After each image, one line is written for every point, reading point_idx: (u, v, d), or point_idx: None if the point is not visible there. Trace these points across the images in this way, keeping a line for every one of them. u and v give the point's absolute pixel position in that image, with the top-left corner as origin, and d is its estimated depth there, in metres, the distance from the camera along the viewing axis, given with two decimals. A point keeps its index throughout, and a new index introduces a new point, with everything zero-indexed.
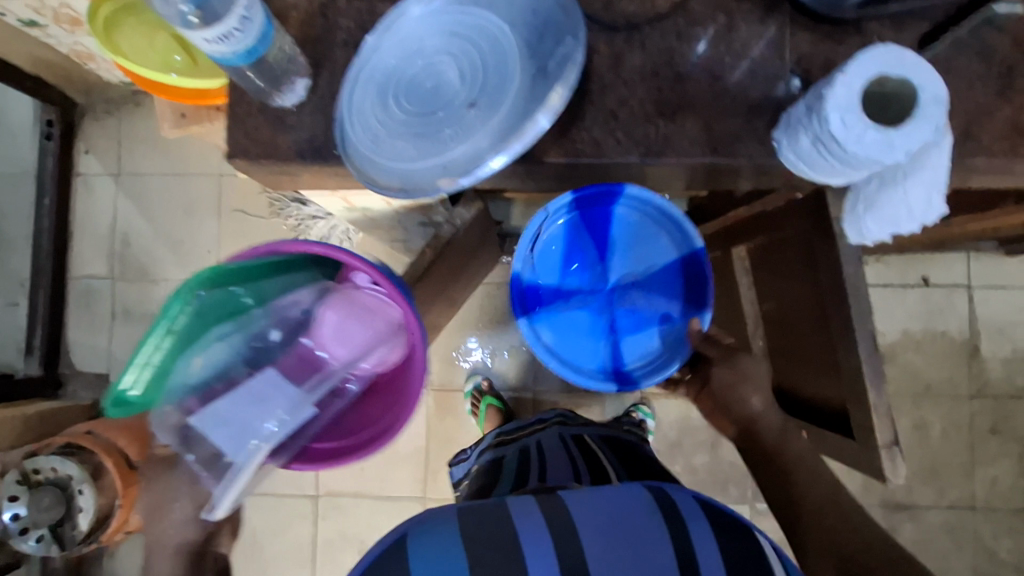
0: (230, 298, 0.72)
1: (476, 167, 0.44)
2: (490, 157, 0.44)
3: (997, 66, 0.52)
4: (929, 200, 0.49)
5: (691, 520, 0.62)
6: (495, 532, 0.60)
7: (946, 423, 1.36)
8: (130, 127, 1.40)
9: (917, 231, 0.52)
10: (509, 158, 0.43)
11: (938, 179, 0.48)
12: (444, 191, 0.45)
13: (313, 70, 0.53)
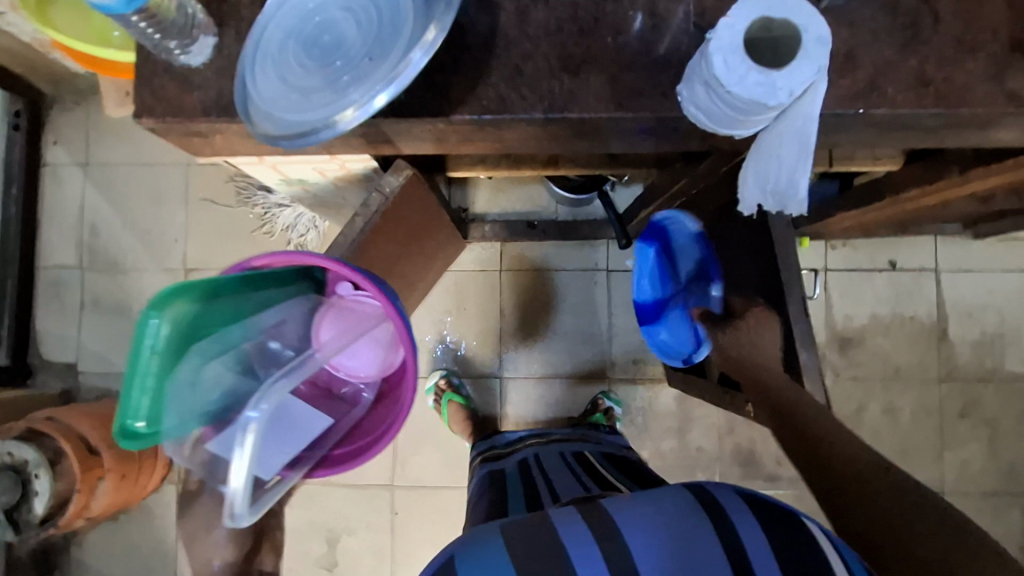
0: (222, 312, 0.62)
1: (364, 103, 0.46)
2: (377, 94, 0.46)
3: (900, 19, 0.52)
4: (798, 161, 0.49)
5: (732, 514, 0.63)
6: (543, 545, 0.62)
7: (916, 408, 1.35)
8: (97, 118, 1.41)
9: (786, 206, 0.52)
10: (394, 93, 0.46)
11: (809, 145, 0.48)
12: (339, 127, 0.47)
13: (218, 30, 0.53)
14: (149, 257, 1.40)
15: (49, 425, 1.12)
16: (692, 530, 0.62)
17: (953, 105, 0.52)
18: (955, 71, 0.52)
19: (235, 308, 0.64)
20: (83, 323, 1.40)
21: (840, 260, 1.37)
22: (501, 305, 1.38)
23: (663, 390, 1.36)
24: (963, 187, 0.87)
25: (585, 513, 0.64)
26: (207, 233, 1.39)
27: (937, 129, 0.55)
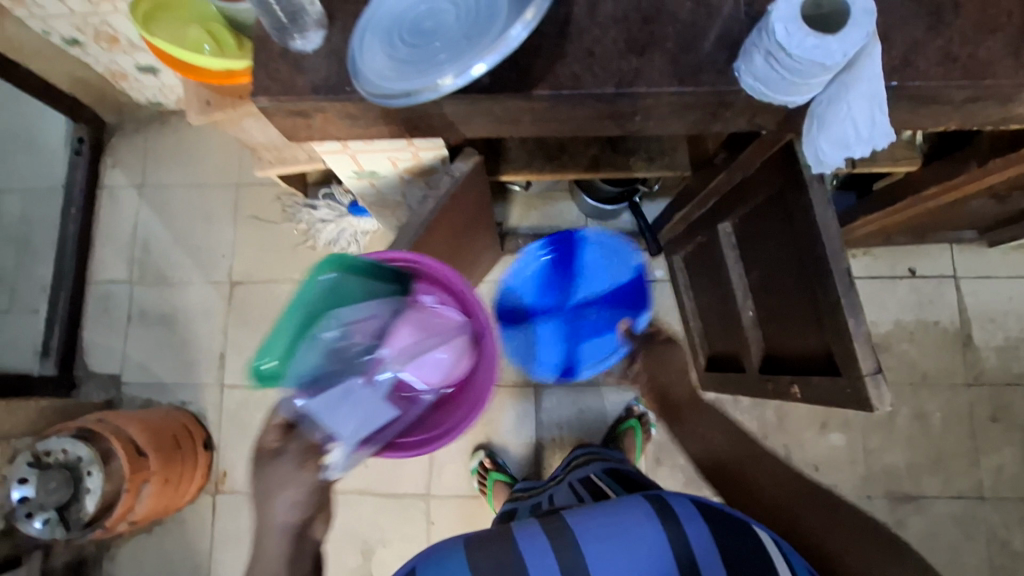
0: (346, 290, 0.74)
1: (461, 72, 0.53)
2: (475, 64, 0.52)
3: (926, 6, 0.60)
4: (871, 115, 0.56)
5: (687, 520, 0.60)
6: (502, 558, 0.58)
7: (946, 413, 1.37)
8: (154, 143, 1.51)
9: (866, 149, 0.60)
10: (489, 64, 0.52)
11: (878, 93, 0.56)
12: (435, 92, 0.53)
13: (328, 22, 0.61)
14: (196, 271, 1.46)
15: (100, 425, 1.15)
16: (641, 536, 0.60)
17: (977, 79, 0.59)
18: (978, 49, 0.59)
19: (351, 291, 0.74)
20: (129, 335, 1.44)
21: (862, 269, 1.42)
22: None
23: (695, 397, 1.39)
24: (982, 181, 0.94)
25: (544, 523, 0.61)
26: (253, 248, 1.46)
27: (964, 102, 0.61)
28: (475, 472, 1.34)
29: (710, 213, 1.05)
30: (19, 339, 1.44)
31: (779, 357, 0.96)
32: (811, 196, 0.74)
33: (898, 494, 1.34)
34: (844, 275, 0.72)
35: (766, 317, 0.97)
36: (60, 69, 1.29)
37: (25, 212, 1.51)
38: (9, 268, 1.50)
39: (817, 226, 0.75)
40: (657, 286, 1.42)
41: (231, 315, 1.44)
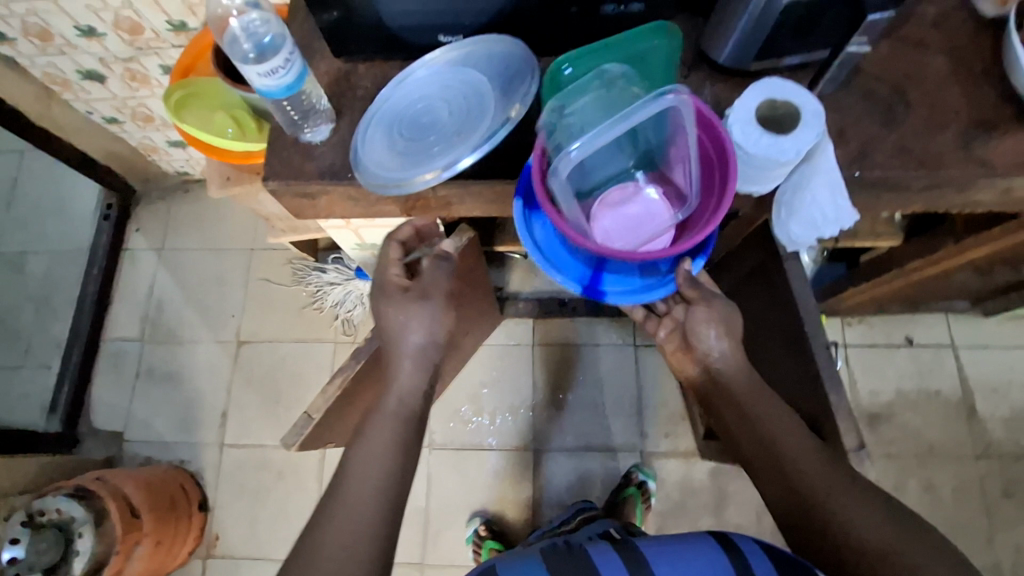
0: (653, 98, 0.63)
1: (452, 165, 0.60)
2: (464, 158, 0.59)
3: (879, 105, 0.65)
4: (835, 201, 0.61)
5: (750, 554, 0.63)
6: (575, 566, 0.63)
7: (956, 486, 1.33)
8: (177, 210, 1.60)
9: (836, 230, 0.63)
10: (477, 158, 0.60)
11: (840, 182, 0.60)
12: (430, 182, 0.61)
13: (337, 116, 0.68)
14: (206, 331, 1.50)
15: (99, 485, 1.16)
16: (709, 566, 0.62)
17: (931, 170, 0.63)
18: (930, 142, 0.64)
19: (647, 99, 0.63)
20: (135, 393, 1.47)
21: (859, 337, 1.43)
22: (534, 378, 1.44)
23: (696, 465, 1.37)
24: (962, 256, 0.97)
25: (614, 545, 0.66)
26: (263, 310, 1.51)
27: (924, 189, 0.66)
28: (470, 540, 1.33)
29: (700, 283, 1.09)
30: (30, 396, 1.47)
31: None
32: (789, 272, 0.77)
33: None
34: (824, 349, 0.74)
35: None
36: (98, 144, 1.40)
37: (50, 272, 1.59)
38: (29, 325, 1.55)
39: (795, 301, 0.78)
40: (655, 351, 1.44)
41: (237, 374, 1.47)
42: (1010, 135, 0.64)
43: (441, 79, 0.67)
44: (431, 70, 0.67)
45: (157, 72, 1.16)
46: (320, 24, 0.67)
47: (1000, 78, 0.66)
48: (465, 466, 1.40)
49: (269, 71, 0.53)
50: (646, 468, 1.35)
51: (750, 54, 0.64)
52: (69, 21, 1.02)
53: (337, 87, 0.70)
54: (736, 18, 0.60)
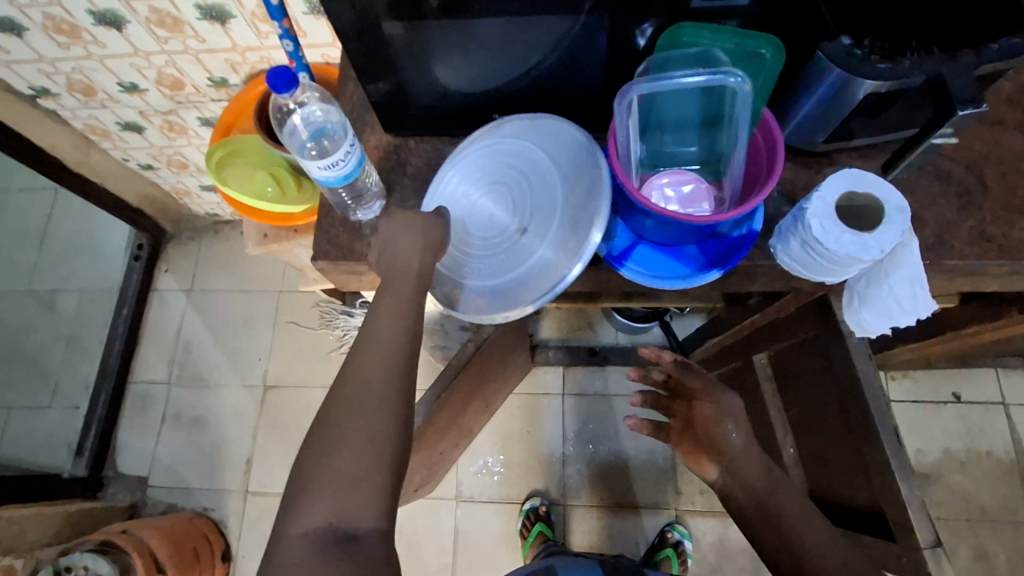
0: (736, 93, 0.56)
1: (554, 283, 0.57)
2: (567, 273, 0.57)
3: (954, 188, 0.62)
4: (914, 294, 0.57)
5: None
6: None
7: (1011, 554, 1.26)
8: (206, 251, 1.60)
9: (911, 323, 0.60)
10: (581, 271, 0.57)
11: (920, 275, 0.57)
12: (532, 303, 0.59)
13: (386, 193, 0.67)
14: (233, 374, 1.49)
15: (125, 539, 1.14)
16: None
17: (1014, 259, 0.60)
18: (1011, 228, 0.61)
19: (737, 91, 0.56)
20: (161, 437, 1.46)
21: (903, 393, 1.38)
22: (564, 429, 1.40)
23: (733, 524, 1.32)
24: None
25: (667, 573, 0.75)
26: (289, 354, 1.50)
27: (1004, 276, 0.62)
28: (526, 515, 1.32)
29: (743, 343, 1.05)
30: (57, 438, 1.47)
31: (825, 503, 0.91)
32: (851, 351, 0.74)
33: None
34: (891, 435, 0.70)
35: (809, 458, 0.93)
36: (132, 188, 1.41)
37: (79, 311, 1.60)
38: (57, 365, 1.56)
39: (854, 381, 0.74)
40: None
41: (262, 420, 1.45)
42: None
43: (495, 154, 0.64)
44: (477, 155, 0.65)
45: (195, 123, 1.16)
46: (372, 102, 0.66)
47: None
48: (493, 520, 1.36)
49: (330, 164, 0.52)
50: (681, 527, 1.30)
51: (818, 137, 0.61)
52: (113, 78, 1.02)
53: (386, 163, 0.69)
54: (807, 104, 0.57)
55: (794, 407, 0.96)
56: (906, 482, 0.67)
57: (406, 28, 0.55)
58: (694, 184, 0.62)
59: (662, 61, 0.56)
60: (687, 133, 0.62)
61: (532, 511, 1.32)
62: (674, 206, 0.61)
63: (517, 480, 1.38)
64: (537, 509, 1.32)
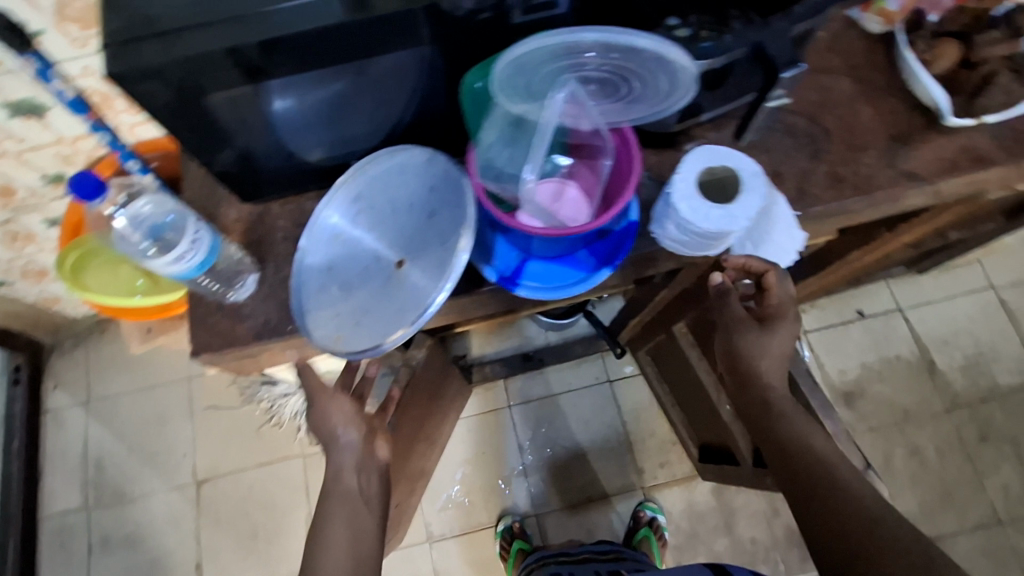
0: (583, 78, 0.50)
1: (424, 308, 0.55)
2: (435, 294, 0.55)
3: (803, 137, 0.67)
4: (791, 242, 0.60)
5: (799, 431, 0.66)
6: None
7: (938, 443, 1.38)
8: (96, 353, 1.46)
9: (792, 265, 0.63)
10: (447, 289, 0.55)
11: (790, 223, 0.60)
12: (404, 334, 0.56)
13: (259, 265, 0.63)
14: (157, 479, 1.37)
15: None
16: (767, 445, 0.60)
17: (869, 193, 0.65)
18: (857, 166, 0.65)
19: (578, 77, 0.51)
20: (92, 570, 1.32)
21: (816, 321, 1.47)
22: (519, 441, 1.39)
23: (698, 488, 1.36)
24: (896, 240, 1.01)
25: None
26: (217, 440, 1.39)
27: (864, 211, 0.67)
28: (502, 536, 1.30)
29: (662, 318, 1.08)
30: None
31: (765, 450, 0.97)
32: None
33: None
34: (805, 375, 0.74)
35: (743, 412, 0.98)
36: None
37: None
38: None
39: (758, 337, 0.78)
40: (631, 382, 1.43)
41: (203, 518, 1.34)
42: (931, 144, 0.66)
43: (375, 183, 0.61)
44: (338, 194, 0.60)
45: (43, 225, 1.05)
46: (220, 175, 0.61)
47: (904, 90, 0.68)
48: (471, 550, 1.33)
49: (176, 258, 0.48)
50: (653, 503, 1.33)
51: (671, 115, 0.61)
52: None
53: (253, 233, 0.65)
54: (641, 116, 0.53)
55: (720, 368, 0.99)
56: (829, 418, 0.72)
57: (231, 94, 0.52)
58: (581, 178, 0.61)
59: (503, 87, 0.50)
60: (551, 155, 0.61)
61: (507, 531, 1.30)
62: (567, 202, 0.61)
63: (486, 503, 1.36)
64: (512, 528, 1.31)
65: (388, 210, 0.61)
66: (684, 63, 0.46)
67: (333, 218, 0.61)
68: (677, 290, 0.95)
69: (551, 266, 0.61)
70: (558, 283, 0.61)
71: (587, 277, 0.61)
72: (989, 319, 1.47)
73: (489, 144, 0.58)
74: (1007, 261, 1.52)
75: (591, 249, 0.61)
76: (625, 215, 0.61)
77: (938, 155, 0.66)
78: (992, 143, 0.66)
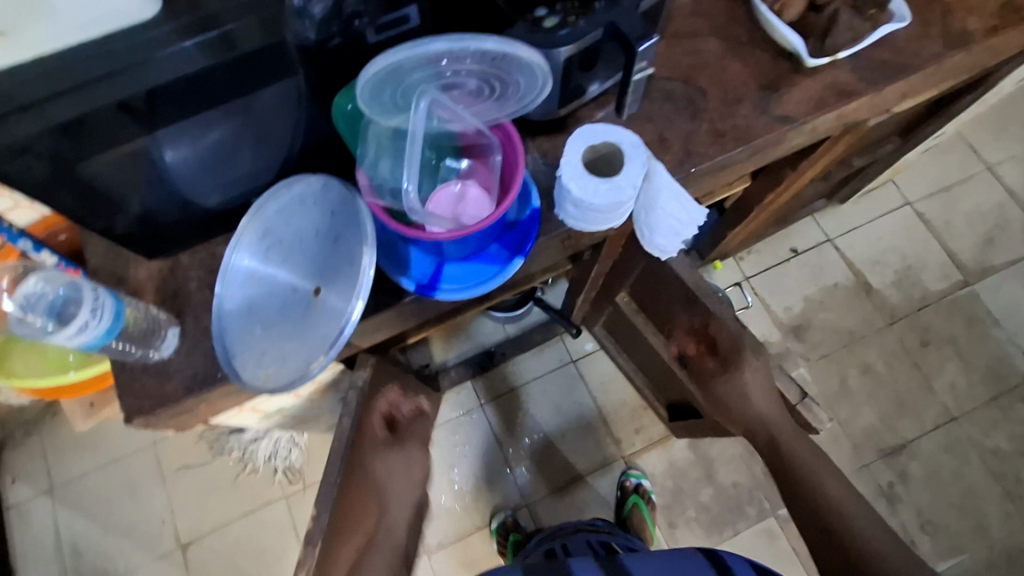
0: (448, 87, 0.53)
1: (344, 327, 0.56)
2: (352, 311, 0.57)
3: (682, 100, 0.70)
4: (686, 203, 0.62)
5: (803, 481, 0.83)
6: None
7: (887, 357, 1.45)
8: (51, 439, 1.41)
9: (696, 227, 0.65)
10: (362, 305, 0.57)
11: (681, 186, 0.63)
12: (331, 358, 0.57)
13: (177, 319, 0.63)
14: (140, 551, 1.34)
15: None
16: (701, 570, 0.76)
17: (752, 142, 0.68)
18: (735, 117, 0.69)
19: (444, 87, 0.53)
20: None
21: (756, 265, 1.53)
22: (496, 437, 1.41)
23: (674, 447, 1.40)
24: (803, 176, 1.06)
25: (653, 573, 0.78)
26: (194, 500, 1.36)
27: (750, 159, 0.70)
28: (497, 533, 1.32)
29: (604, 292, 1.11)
30: None
31: (720, 398, 1.01)
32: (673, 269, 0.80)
33: (886, 449, 1.39)
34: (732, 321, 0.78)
35: (693, 366, 1.02)
36: None
37: None
38: None
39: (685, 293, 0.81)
40: (594, 358, 1.46)
41: None
42: (799, 86, 0.70)
43: (277, 218, 0.61)
44: (241, 235, 0.60)
45: None
46: (120, 238, 0.61)
47: (765, 39, 0.72)
48: (470, 552, 1.35)
49: (77, 329, 0.49)
50: (635, 470, 1.37)
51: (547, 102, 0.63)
52: None
53: (166, 288, 0.65)
54: (514, 110, 0.56)
55: (664, 329, 1.03)
56: None
57: (118, 155, 0.52)
58: (475, 177, 0.63)
59: (375, 107, 0.52)
60: (444, 161, 0.63)
61: (501, 527, 1.32)
62: (468, 202, 0.61)
63: (476, 504, 1.37)
64: (505, 522, 1.32)
65: (295, 242, 0.61)
66: (534, 57, 0.49)
67: (243, 260, 0.61)
68: (610, 264, 0.98)
69: (465, 264, 0.63)
70: (477, 279, 0.63)
71: (504, 268, 0.63)
72: (910, 233, 1.56)
73: (383, 163, 0.59)
74: (917, 176, 1.61)
75: (502, 241, 0.63)
76: (528, 202, 0.64)
77: (807, 95, 0.70)
78: (853, 76, 0.71)
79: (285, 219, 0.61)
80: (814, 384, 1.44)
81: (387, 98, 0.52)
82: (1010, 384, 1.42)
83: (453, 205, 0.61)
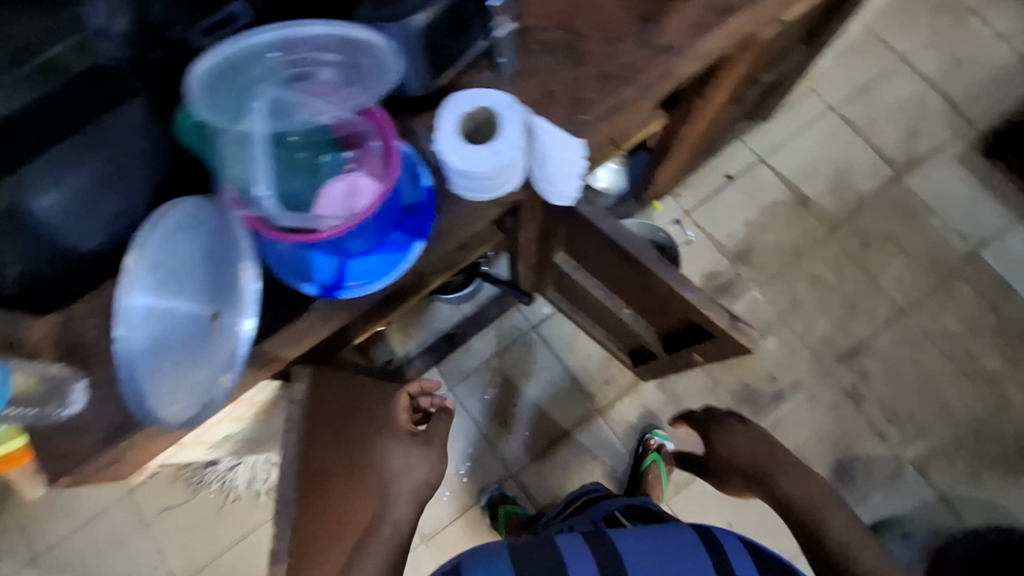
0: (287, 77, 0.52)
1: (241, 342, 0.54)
2: (245, 325, 0.54)
3: (563, 48, 0.67)
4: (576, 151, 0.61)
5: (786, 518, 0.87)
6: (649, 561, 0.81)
7: (831, 265, 1.49)
8: (21, 510, 1.37)
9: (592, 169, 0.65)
10: (253, 317, 0.54)
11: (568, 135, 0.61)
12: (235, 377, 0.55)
13: (84, 371, 0.60)
14: None
15: None
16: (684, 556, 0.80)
17: (639, 79, 0.67)
18: (619, 56, 0.67)
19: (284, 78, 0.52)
20: None
21: (694, 198, 1.54)
22: (472, 415, 1.44)
23: (645, 391, 1.43)
24: (713, 103, 1.06)
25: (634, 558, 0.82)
26: (183, 539, 1.35)
27: (642, 96, 0.69)
28: (488, 507, 1.35)
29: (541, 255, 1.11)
30: None
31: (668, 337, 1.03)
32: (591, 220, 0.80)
33: (843, 352, 1.43)
34: (657, 261, 0.78)
35: (638, 311, 1.03)
36: None
37: None
38: None
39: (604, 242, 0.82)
40: (553, 321, 1.47)
41: None
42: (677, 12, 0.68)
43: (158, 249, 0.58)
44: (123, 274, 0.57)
45: None
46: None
47: None
48: (466, 531, 1.37)
49: None
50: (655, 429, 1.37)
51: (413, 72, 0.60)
52: None
53: (65, 342, 0.62)
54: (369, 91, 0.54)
55: (604, 280, 1.03)
56: (687, 292, 0.77)
57: None
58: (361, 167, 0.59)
59: (212, 112, 0.51)
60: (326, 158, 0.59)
61: (491, 501, 1.35)
62: (358, 193, 0.58)
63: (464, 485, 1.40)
64: (493, 496, 1.36)
65: (181, 269, 0.58)
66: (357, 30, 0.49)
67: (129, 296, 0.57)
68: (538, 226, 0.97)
69: (369, 257, 0.61)
70: (383, 269, 0.61)
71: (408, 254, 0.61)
72: (837, 139, 1.58)
73: (249, 172, 0.56)
74: (835, 81, 1.62)
75: (403, 226, 0.62)
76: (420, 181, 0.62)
77: (686, 20, 0.68)
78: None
79: (166, 248, 0.58)
80: (767, 304, 1.48)
81: (224, 100, 0.51)
82: (951, 267, 1.47)
83: (344, 201, 0.58)
